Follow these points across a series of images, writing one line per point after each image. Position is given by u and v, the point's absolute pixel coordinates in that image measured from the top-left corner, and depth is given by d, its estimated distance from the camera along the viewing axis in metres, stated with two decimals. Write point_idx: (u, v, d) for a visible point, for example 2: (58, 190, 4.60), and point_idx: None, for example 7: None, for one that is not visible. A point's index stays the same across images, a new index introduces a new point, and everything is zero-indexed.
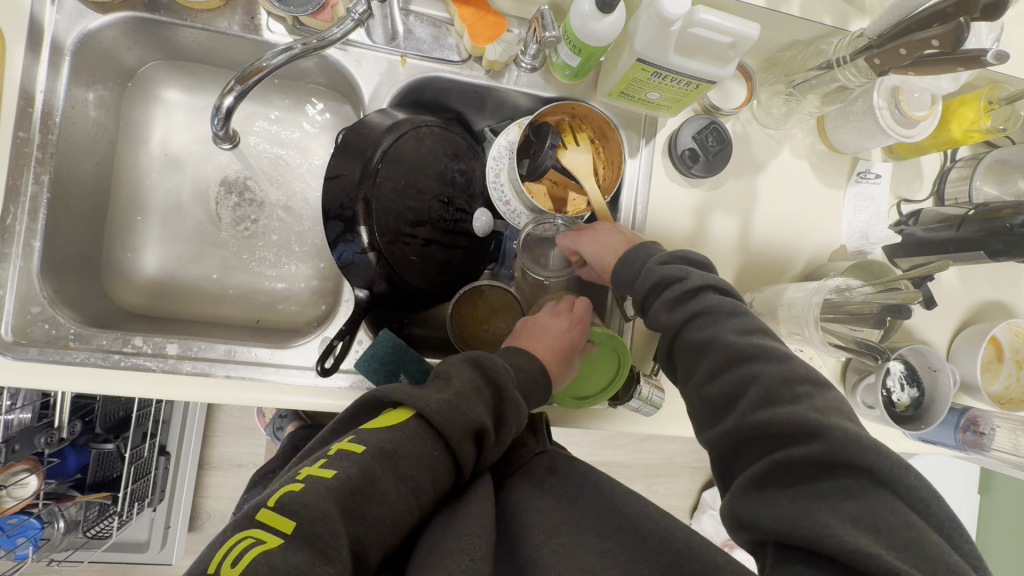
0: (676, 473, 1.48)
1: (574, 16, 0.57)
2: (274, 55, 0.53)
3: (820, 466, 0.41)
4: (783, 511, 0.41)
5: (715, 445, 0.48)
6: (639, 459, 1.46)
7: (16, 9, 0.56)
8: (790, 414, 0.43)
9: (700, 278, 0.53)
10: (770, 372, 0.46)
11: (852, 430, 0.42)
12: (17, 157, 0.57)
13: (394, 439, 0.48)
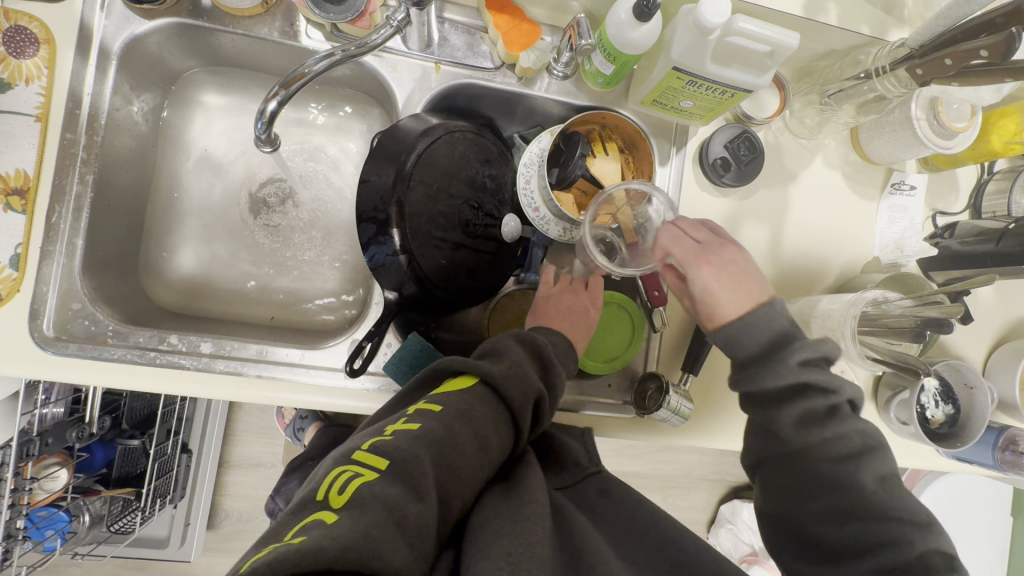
0: (694, 485, 1.46)
1: (610, 25, 0.57)
2: (315, 61, 0.53)
3: None
4: None
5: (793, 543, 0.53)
6: (656, 470, 1.44)
7: (67, 16, 0.59)
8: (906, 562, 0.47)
9: (850, 394, 0.50)
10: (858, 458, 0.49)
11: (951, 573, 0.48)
12: (63, 157, 0.59)
13: (466, 402, 0.49)
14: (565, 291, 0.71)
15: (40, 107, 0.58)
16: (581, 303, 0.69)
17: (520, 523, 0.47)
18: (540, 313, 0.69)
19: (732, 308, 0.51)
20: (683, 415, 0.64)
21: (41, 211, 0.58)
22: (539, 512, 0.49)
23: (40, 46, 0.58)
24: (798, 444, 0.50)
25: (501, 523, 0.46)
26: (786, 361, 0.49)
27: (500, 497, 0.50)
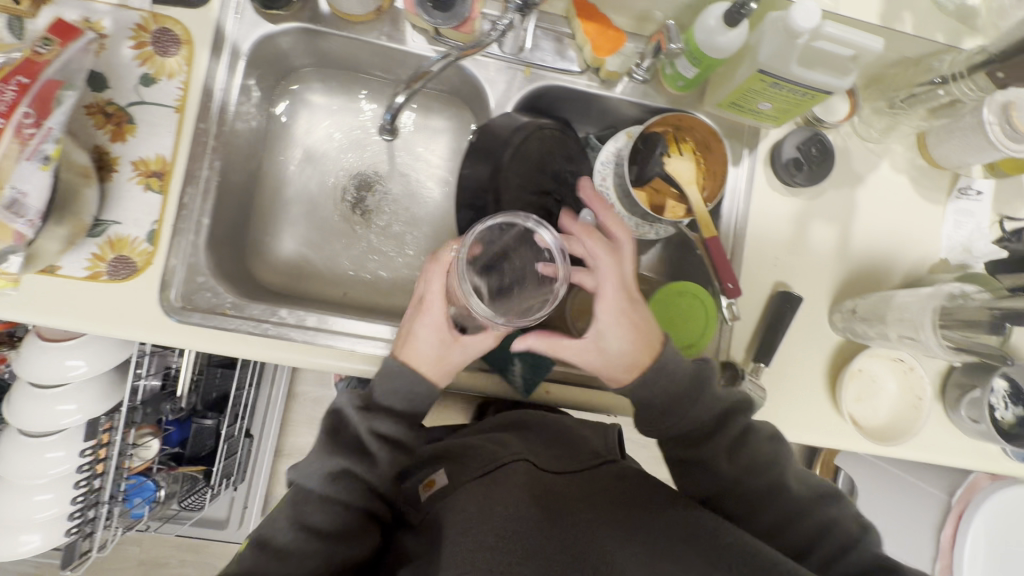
0: None
1: (698, 31, 0.62)
2: (435, 62, 0.63)
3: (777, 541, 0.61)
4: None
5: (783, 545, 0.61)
6: None
7: (206, 20, 0.66)
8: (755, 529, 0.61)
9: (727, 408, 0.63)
10: (757, 432, 0.64)
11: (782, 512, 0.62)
12: (195, 144, 0.65)
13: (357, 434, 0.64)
14: (418, 309, 0.63)
15: (179, 100, 0.65)
16: (426, 342, 0.62)
17: (490, 513, 0.56)
18: (402, 335, 0.63)
19: (629, 345, 0.61)
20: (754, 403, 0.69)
21: (176, 192, 0.64)
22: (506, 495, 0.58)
23: (181, 46, 0.65)
24: (737, 473, 0.62)
25: (474, 519, 0.56)
26: (717, 388, 0.63)
27: (474, 494, 0.60)
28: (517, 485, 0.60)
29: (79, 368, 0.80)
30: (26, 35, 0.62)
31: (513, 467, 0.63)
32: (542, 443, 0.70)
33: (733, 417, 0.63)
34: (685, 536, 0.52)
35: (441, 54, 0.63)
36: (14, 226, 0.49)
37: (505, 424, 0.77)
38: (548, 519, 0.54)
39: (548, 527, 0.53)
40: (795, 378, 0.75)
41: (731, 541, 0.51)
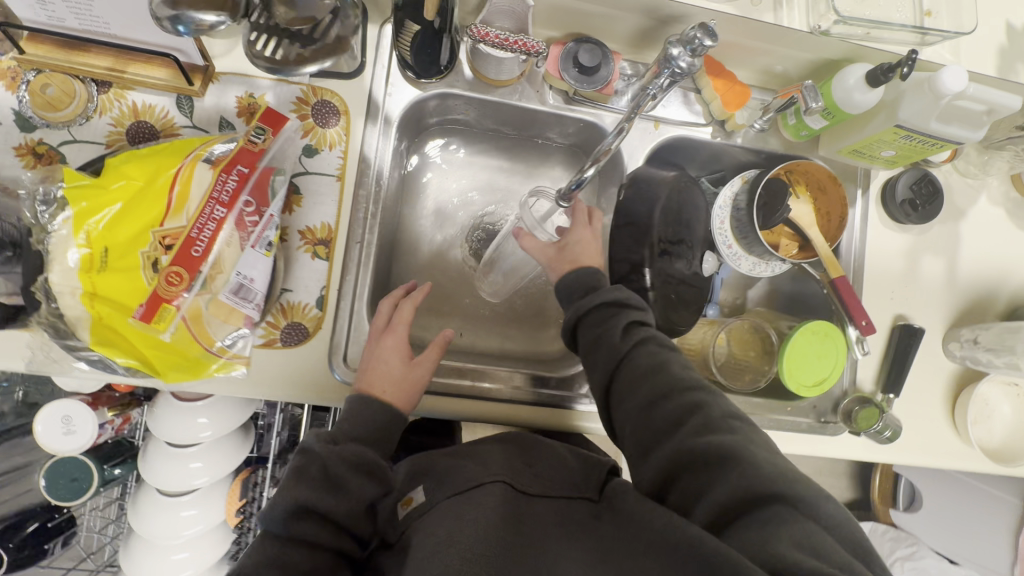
0: None
1: (837, 86, 0.66)
2: (612, 138, 0.58)
3: (731, 508, 0.45)
4: (723, 500, 0.46)
5: (655, 472, 0.51)
6: None
7: (360, 89, 0.68)
8: (716, 440, 0.48)
9: (643, 331, 0.59)
10: (712, 407, 0.52)
11: (773, 465, 0.46)
12: (356, 210, 0.67)
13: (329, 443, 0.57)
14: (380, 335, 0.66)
15: (340, 168, 0.67)
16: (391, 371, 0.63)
17: (459, 534, 0.52)
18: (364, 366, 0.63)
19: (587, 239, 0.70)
20: (885, 437, 0.74)
21: (341, 259, 0.67)
22: (480, 510, 0.54)
23: (340, 116, 0.67)
24: (669, 376, 0.55)
25: (438, 543, 0.52)
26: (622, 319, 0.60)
27: (447, 513, 0.55)
28: (485, 513, 0.54)
29: (205, 432, 0.79)
30: (195, 113, 0.64)
31: (489, 488, 0.57)
32: (525, 462, 0.63)
33: (665, 371, 0.55)
34: (648, 551, 0.46)
35: (613, 128, 0.59)
36: (245, 309, 0.56)
37: (495, 439, 0.68)
38: (478, 558, 0.50)
39: (508, 552, 0.51)
40: (917, 404, 0.79)
41: (680, 540, 0.44)
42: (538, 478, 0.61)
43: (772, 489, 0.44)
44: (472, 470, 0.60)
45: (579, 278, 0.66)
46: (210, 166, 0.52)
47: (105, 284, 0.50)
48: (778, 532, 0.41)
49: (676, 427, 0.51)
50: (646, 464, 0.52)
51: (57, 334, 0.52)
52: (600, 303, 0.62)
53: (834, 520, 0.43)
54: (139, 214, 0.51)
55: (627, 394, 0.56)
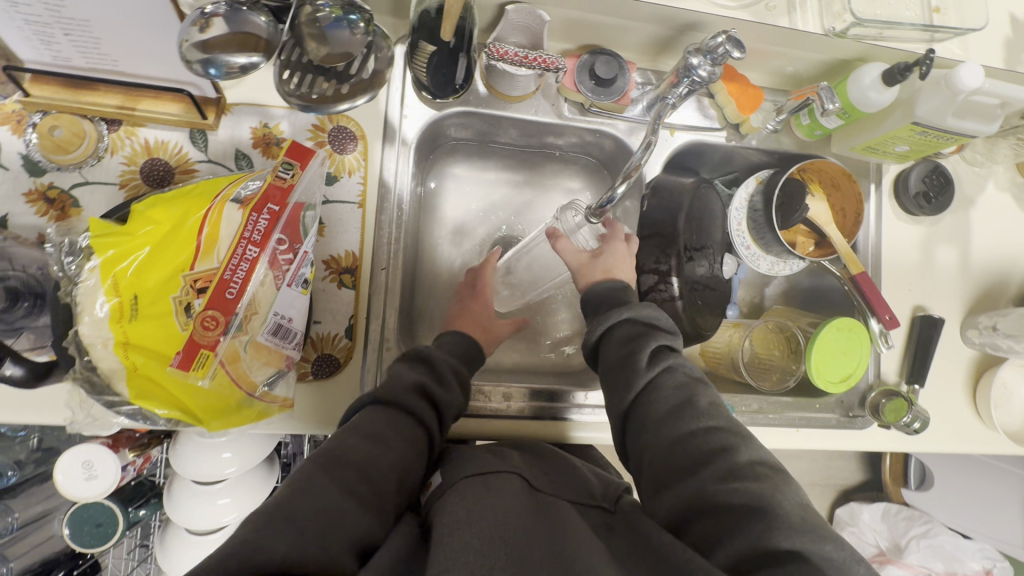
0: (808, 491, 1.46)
1: (852, 86, 0.68)
2: (641, 154, 0.60)
3: (749, 558, 0.46)
4: (740, 549, 0.47)
5: (671, 508, 0.52)
6: None
7: (376, 113, 0.67)
8: (744, 489, 0.49)
9: (673, 360, 0.60)
10: (738, 451, 0.53)
11: (796, 521, 0.46)
12: (379, 236, 0.66)
13: (372, 422, 0.54)
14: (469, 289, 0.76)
15: (360, 195, 0.66)
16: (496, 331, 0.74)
17: (478, 517, 0.48)
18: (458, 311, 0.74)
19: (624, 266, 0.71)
20: (913, 428, 0.75)
21: (366, 287, 0.66)
22: (503, 499, 0.51)
23: (357, 142, 0.66)
24: (701, 414, 0.56)
25: (455, 523, 0.48)
26: (652, 344, 0.60)
27: (462, 496, 0.52)
28: (508, 501, 0.51)
29: (231, 466, 0.76)
30: (210, 147, 0.63)
31: (507, 477, 0.55)
32: (541, 464, 0.61)
33: (692, 405, 0.56)
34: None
35: (639, 144, 0.61)
36: (286, 350, 0.54)
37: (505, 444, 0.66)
38: (496, 548, 0.46)
39: (533, 537, 0.48)
40: (939, 393, 0.80)
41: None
42: (546, 479, 0.58)
43: (793, 548, 0.44)
44: (489, 459, 0.57)
45: (611, 288, 0.68)
46: (238, 206, 0.51)
47: (140, 332, 0.49)
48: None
49: (698, 465, 0.52)
50: (663, 498, 0.53)
51: (94, 391, 0.49)
52: (630, 319, 0.63)
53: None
54: (169, 258, 0.50)
55: (652, 421, 0.57)
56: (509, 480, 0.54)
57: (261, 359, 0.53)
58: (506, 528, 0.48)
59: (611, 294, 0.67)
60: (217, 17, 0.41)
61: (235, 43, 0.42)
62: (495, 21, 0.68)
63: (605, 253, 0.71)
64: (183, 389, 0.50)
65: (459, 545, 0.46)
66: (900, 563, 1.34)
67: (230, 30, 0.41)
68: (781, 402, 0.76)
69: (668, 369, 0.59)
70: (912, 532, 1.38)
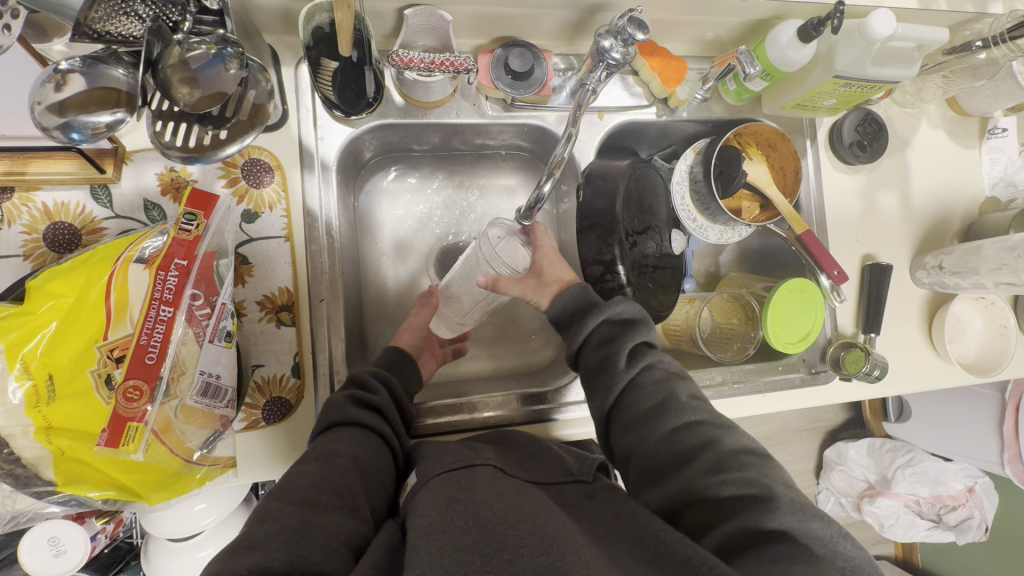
0: (794, 437, 1.50)
1: (770, 47, 0.66)
2: (560, 146, 0.58)
3: (749, 539, 0.45)
4: (731, 529, 0.46)
5: (660, 505, 0.52)
6: (758, 431, 1.48)
7: (289, 140, 0.64)
8: (736, 478, 0.49)
9: (651, 356, 0.60)
10: (722, 441, 0.53)
11: (793, 502, 0.47)
12: (313, 268, 0.64)
13: (319, 447, 0.53)
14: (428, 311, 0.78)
15: (286, 227, 0.63)
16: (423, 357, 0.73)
17: (452, 521, 0.45)
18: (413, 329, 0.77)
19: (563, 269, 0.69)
20: (875, 377, 0.75)
21: (306, 322, 0.63)
22: (483, 492, 0.49)
23: (274, 172, 0.63)
24: (687, 410, 0.56)
25: (430, 525, 0.45)
26: (624, 343, 0.60)
27: (436, 495, 0.49)
28: (487, 492, 0.49)
29: (208, 517, 0.73)
30: (115, 202, 0.59)
31: (478, 470, 0.53)
32: (512, 452, 0.59)
33: (674, 399, 0.56)
34: (647, 557, 0.45)
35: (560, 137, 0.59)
36: (219, 410, 0.53)
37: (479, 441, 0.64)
38: (474, 543, 0.44)
39: (511, 517, 0.46)
40: (896, 336, 0.81)
41: (687, 556, 0.43)
42: (517, 463, 0.57)
43: (779, 529, 0.45)
44: (462, 453, 0.56)
45: (573, 296, 0.65)
46: (144, 266, 0.49)
47: (61, 414, 0.46)
48: (790, 566, 0.40)
49: (686, 460, 0.52)
50: (652, 491, 0.53)
51: (19, 484, 0.47)
52: (606, 323, 0.61)
53: (834, 549, 0.43)
54: (79, 332, 0.47)
55: (637, 420, 0.57)
56: (482, 475, 0.52)
57: (196, 422, 0.52)
58: (479, 520, 0.46)
59: (582, 306, 0.65)
60: (74, 73, 0.38)
61: (95, 100, 0.39)
62: (399, 27, 0.65)
63: (538, 265, 0.69)
64: (118, 466, 0.48)
65: (434, 546, 0.43)
66: (889, 494, 1.40)
67: (88, 86, 0.38)
68: (746, 370, 0.77)
69: (647, 367, 0.59)
70: (897, 463, 1.43)
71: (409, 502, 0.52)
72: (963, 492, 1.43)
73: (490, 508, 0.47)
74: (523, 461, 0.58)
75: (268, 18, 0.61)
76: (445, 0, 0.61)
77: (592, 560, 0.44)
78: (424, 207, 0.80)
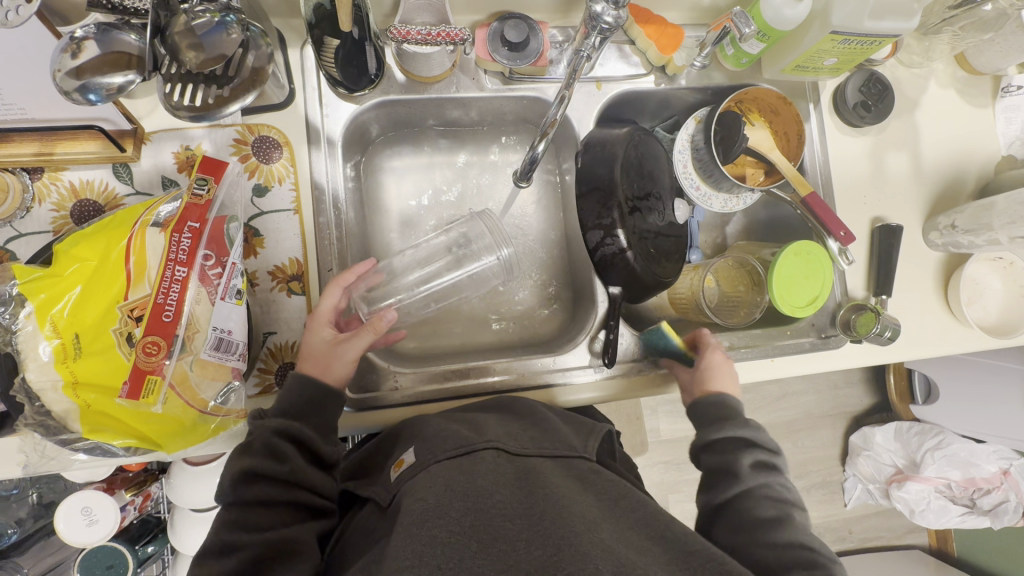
0: (816, 423, 1.47)
1: (765, 6, 0.66)
2: (553, 109, 0.60)
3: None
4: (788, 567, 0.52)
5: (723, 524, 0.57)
6: (778, 418, 1.45)
7: (297, 118, 0.67)
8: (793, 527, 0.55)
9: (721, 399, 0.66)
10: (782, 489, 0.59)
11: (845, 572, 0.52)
12: (321, 239, 0.66)
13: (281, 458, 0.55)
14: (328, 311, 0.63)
15: (294, 201, 0.66)
16: (347, 361, 0.61)
17: (449, 506, 0.46)
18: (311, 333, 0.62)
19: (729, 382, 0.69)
20: (889, 338, 0.74)
21: (315, 290, 0.66)
22: (482, 482, 0.49)
23: (282, 148, 0.66)
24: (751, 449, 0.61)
25: (425, 512, 0.46)
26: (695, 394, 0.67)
27: (434, 483, 0.49)
28: (487, 479, 0.49)
29: None
30: (135, 179, 0.63)
31: (480, 455, 0.52)
32: (516, 426, 0.59)
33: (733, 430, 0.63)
34: (655, 537, 0.44)
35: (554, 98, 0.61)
36: (232, 362, 0.55)
37: (482, 408, 0.65)
38: (470, 527, 0.44)
39: (511, 510, 0.45)
40: (911, 299, 0.80)
41: (697, 547, 0.43)
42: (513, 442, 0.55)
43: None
44: (464, 436, 0.55)
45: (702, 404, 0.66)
46: (160, 229, 0.51)
47: (84, 368, 0.49)
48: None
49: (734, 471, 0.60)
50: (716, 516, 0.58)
51: (49, 433, 0.50)
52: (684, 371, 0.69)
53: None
54: (101, 293, 0.49)
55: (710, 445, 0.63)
56: (483, 461, 0.52)
57: (209, 375, 0.53)
58: (476, 513, 0.45)
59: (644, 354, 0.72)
60: (88, 40, 0.41)
61: (107, 63, 0.42)
62: (398, 6, 0.68)
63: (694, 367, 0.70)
64: (137, 417, 0.50)
65: (418, 540, 0.43)
66: (918, 479, 1.36)
67: (102, 51, 0.41)
68: (753, 335, 0.77)
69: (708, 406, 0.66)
70: (926, 446, 1.37)
71: (407, 483, 0.52)
72: (998, 475, 1.37)
73: (490, 494, 0.47)
74: (537, 439, 0.57)
75: (274, 1, 0.64)
76: None
77: (590, 547, 0.41)
78: (428, 186, 0.82)
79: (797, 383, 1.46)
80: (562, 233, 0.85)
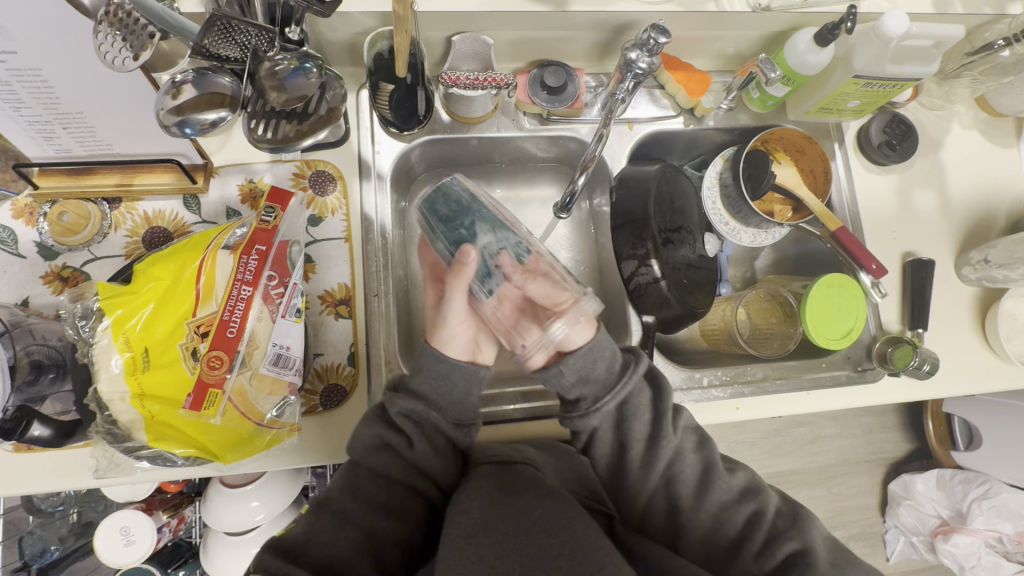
0: (853, 470, 1.41)
1: (789, 54, 0.71)
2: (593, 146, 0.65)
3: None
4: None
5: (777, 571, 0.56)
6: (811, 463, 1.41)
7: (350, 154, 0.72)
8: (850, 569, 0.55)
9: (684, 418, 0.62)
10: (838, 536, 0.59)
11: None
12: (368, 266, 0.70)
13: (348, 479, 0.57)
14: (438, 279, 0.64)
15: (345, 230, 0.70)
16: (460, 339, 0.59)
17: (494, 519, 0.48)
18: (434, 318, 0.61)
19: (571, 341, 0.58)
20: (927, 373, 0.73)
21: (361, 312, 0.69)
22: (522, 498, 0.50)
23: (336, 182, 0.71)
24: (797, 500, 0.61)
25: (472, 525, 0.47)
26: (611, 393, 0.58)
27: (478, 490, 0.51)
28: (526, 493, 0.51)
29: (261, 514, 0.76)
30: (203, 209, 0.68)
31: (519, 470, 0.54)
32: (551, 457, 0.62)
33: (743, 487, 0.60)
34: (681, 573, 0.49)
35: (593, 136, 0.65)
36: (288, 377, 0.57)
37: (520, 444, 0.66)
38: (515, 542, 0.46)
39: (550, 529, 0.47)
40: (946, 332, 0.79)
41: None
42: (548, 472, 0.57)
43: None
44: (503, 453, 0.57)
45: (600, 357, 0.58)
46: (229, 252, 0.56)
47: (153, 380, 0.52)
48: None
49: (626, 411, 0.59)
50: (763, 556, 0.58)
51: (115, 441, 0.53)
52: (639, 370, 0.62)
53: None
54: (172, 310, 0.53)
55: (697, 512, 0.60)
56: (522, 475, 0.53)
57: (266, 390, 0.56)
58: (518, 531, 0.47)
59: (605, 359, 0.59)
60: (186, 84, 0.47)
61: (204, 102, 0.48)
62: (447, 53, 0.74)
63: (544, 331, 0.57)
64: (197, 427, 0.53)
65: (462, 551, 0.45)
66: (965, 530, 1.27)
67: (198, 93, 0.47)
68: (788, 367, 0.77)
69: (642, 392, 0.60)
70: (972, 496, 1.29)
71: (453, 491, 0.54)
72: None
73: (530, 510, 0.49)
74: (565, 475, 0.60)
75: (337, 51, 0.71)
76: (487, 27, 0.69)
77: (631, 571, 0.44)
78: None
79: (830, 427, 1.42)
80: (593, 265, 0.88)
